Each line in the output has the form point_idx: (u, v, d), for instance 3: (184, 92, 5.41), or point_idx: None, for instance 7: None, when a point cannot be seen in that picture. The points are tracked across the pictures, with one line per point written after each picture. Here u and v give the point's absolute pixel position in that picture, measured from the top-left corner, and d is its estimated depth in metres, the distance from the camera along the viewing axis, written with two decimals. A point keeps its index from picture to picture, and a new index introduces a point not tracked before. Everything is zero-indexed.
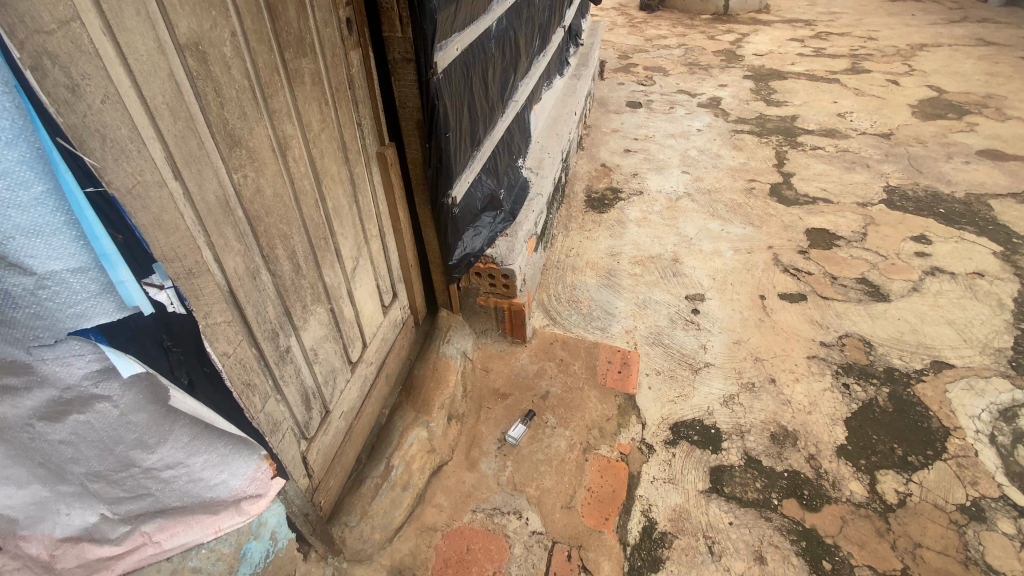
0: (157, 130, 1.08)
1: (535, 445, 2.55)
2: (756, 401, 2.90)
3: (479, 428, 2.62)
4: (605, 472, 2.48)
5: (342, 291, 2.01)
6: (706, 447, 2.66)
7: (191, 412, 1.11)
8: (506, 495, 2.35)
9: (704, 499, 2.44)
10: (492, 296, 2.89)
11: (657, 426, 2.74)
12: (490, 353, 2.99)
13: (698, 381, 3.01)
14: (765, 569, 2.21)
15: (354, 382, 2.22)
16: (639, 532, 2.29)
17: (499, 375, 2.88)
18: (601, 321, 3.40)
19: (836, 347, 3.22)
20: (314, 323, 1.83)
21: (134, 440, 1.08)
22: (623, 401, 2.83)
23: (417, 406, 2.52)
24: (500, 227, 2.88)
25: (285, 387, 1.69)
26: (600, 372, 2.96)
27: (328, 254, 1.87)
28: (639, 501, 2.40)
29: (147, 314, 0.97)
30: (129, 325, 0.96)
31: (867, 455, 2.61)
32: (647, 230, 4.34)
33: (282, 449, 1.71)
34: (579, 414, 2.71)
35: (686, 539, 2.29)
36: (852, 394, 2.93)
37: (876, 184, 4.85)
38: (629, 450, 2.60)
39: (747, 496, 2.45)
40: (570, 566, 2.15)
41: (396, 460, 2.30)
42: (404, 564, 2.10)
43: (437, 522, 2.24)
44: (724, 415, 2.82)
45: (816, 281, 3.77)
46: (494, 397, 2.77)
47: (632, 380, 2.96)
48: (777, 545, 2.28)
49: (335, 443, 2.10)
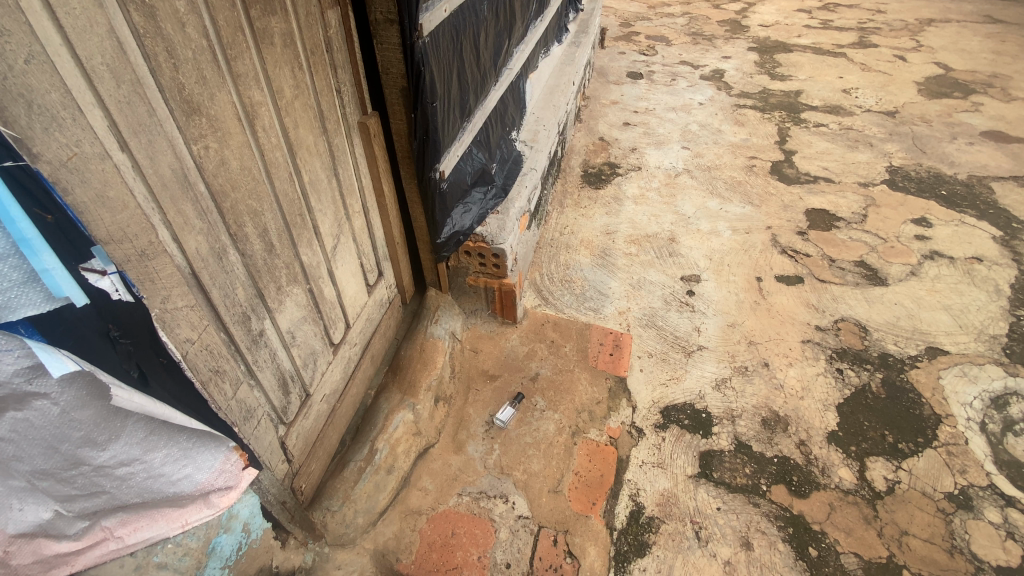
0: (97, 95, 0.96)
1: (524, 428, 2.50)
2: (748, 385, 2.88)
3: (467, 410, 2.56)
4: (593, 456, 2.44)
5: (321, 270, 1.92)
6: (696, 432, 2.64)
7: (140, 409, 1.03)
8: (493, 478, 2.31)
9: (692, 484, 2.42)
10: (482, 276, 2.79)
11: (648, 409, 2.71)
12: (480, 334, 2.91)
13: (689, 365, 2.98)
14: (751, 555, 2.19)
15: (336, 365, 2.14)
16: (626, 517, 2.27)
17: (489, 356, 2.81)
18: (594, 301, 3.34)
19: (831, 331, 3.18)
20: (291, 304, 1.74)
21: (81, 438, 1.00)
22: (614, 384, 2.78)
23: (404, 389, 2.45)
24: (490, 204, 2.76)
25: (260, 372, 1.61)
26: (591, 354, 2.90)
27: (306, 232, 1.76)
28: (627, 485, 2.38)
29: (80, 305, 0.88)
30: (69, 321, 0.88)
31: (857, 442, 2.59)
32: (644, 207, 4.23)
33: (258, 437, 1.65)
34: (568, 397, 2.66)
35: (673, 524, 2.28)
36: (846, 378, 2.90)
37: (879, 164, 4.73)
38: (619, 434, 2.56)
39: (736, 482, 2.44)
40: (555, 551, 2.12)
41: (381, 443, 2.24)
42: (387, 548, 2.06)
43: (422, 505, 2.20)
44: (715, 400, 2.80)
45: (813, 263, 3.71)
46: (483, 378, 2.70)
47: (625, 363, 2.91)
48: (764, 531, 2.26)
49: (316, 427, 2.04)
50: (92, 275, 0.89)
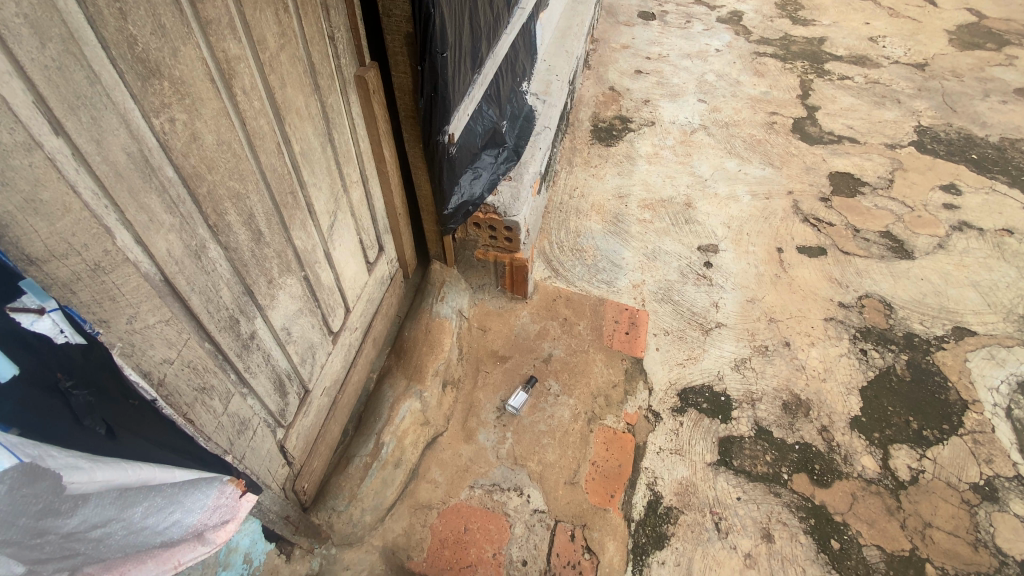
0: (12, 59, 0.70)
1: (537, 415, 2.35)
2: (768, 365, 2.76)
3: (476, 394, 2.40)
4: (610, 444, 2.32)
5: (318, 253, 1.67)
6: (715, 416, 2.53)
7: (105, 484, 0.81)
8: (506, 470, 2.19)
9: (711, 472, 2.34)
10: (492, 249, 2.55)
11: (665, 392, 2.58)
12: (488, 310, 2.70)
13: (707, 344, 2.83)
14: (772, 547, 2.13)
15: (336, 354, 1.95)
16: (644, 508, 2.19)
17: (498, 336, 2.62)
18: (607, 273, 3.13)
19: (854, 309, 3.04)
20: (285, 297, 1.51)
21: (47, 510, 0.72)
22: (630, 366, 2.63)
23: (409, 375, 2.27)
24: (502, 169, 2.47)
25: (253, 379, 1.40)
26: (607, 333, 2.72)
27: (299, 212, 1.51)
28: (644, 474, 2.29)
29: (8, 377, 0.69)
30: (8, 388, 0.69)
31: (880, 428, 2.51)
32: (658, 168, 3.94)
33: (254, 447, 1.47)
34: (583, 380, 2.50)
35: (692, 515, 2.21)
36: (869, 360, 2.79)
37: (907, 123, 4.44)
38: (636, 420, 2.44)
39: (757, 470, 2.36)
40: (573, 546, 2.03)
41: (387, 436, 2.07)
42: (397, 545, 1.97)
43: (432, 499, 2.09)
44: (735, 381, 2.68)
45: (836, 233, 3.52)
46: (492, 360, 2.53)
47: (641, 342, 2.75)
48: (785, 522, 2.19)
49: (316, 423, 1.88)
50: (25, 316, 0.70)
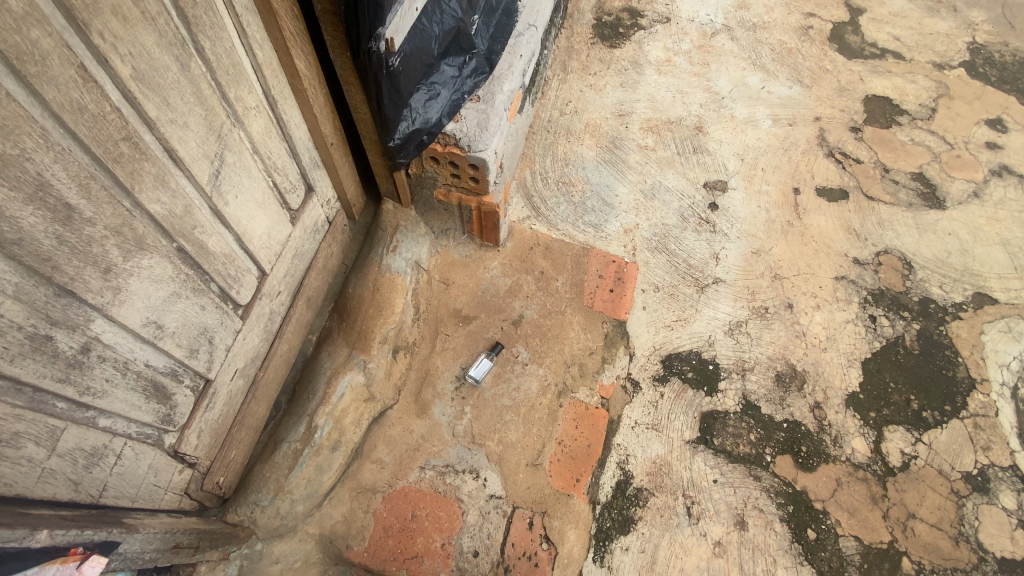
0: None
1: (501, 387, 2.07)
2: (765, 330, 2.47)
3: (433, 361, 2.10)
4: (581, 421, 2.07)
5: (197, 214, 1.25)
6: (700, 388, 2.29)
7: None
8: (462, 449, 1.95)
9: (689, 451, 2.14)
10: (455, 190, 2.08)
11: (647, 359, 2.31)
12: (452, 261, 2.31)
13: (701, 303, 2.51)
14: (744, 535, 2.00)
15: (251, 330, 1.61)
16: (612, 489, 2.02)
17: (463, 292, 2.26)
18: (595, 214, 2.70)
19: (870, 267, 2.70)
20: (145, 282, 1.12)
21: None
22: (612, 330, 2.31)
23: (352, 342, 1.95)
24: (468, 84, 1.87)
25: (101, 398, 1.08)
26: (588, 291, 2.36)
27: (149, 165, 1.08)
28: (615, 452, 2.09)
29: None
30: None
31: (878, 407, 2.29)
32: (668, 80, 3.31)
33: (123, 471, 1.19)
34: (557, 347, 2.19)
35: (663, 497, 2.05)
36: (877, 329, 2.50)
37: (962, 37, 3.74)
38: (612, 393, 2.18)
39: (738, 450, 2.16)
40: (530, 536, 1.86)
41: (322, 417, 1.79)
42: (336, 533, 1.78)
43: (377, 482, 1.87)
44: (726, 348, 2.40)
45: (862, 172, 3.07)
46: (454, 321, 2.19)
47: (627, 301, 2.40)
48: (762, 509, 2.04)
49: (229, 411, 1.59)
50: None
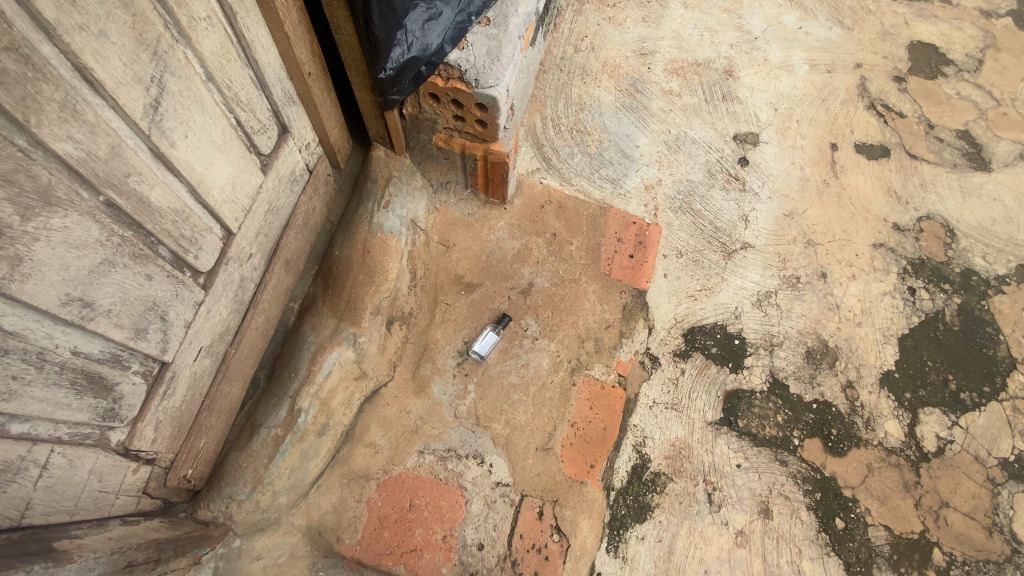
0: None
1: (508, 364, 1.85)
2: (796, 302, 2.25)
3: (432, 333, 1.86)
4: (596, 402, 1.87)
5: (130, 156, 1.01)
6: (725, 365, 2.08)
7: None
8: (465, 432, 1.75)
9: (711, 434, 1.97)
10: (458, 135, 1.76)
11: (668, 332, 2.09)
12: (453, 219, 2.03)
13: (728, 271, 2.27)
14: (768, 524, 1.86)
15: (217, 301, 1.37)
16: (627, 474, 1.86)
17: (465, 255, 1.99)
18: (613, 168, 2.41)
19: (911, 234, 2.46)
20: (56, 251, 0.90)
21: None
22: (631, 300, 2.07)
23: (339, 313, 1.69)
24: (477, 2, 1.50)
25: (9, 402, 0.89)
26: (605, 256, 2.10)
27: (50, 89, 0.83)
28: (631, 433, 1.91)
29: None
30: None
31: (914, 388, 2.12)
32: (695, 15, 2.91)
33: (54, 480, 1.03)
34: (571, 319, 1.96)
35: (682, 483, 1.89)
36: (916, 303, 2.29)
37: None
38: (630, 370, 1.97)
39: (764, 433, 1.99)
40: (540, 527, 1.70)
41: (306, 400, 1.56)
42: (325, 525, 1.60)
43: (371, 469, 1.67)
44: (754, 322, 2.18)
45: (905, 128, 2.77)
46: (455, 288, 1.94)
47: (648, 268, 2.15)
48: (788, 496, 1.90)
49: (196, 395, 1.37)
50: None
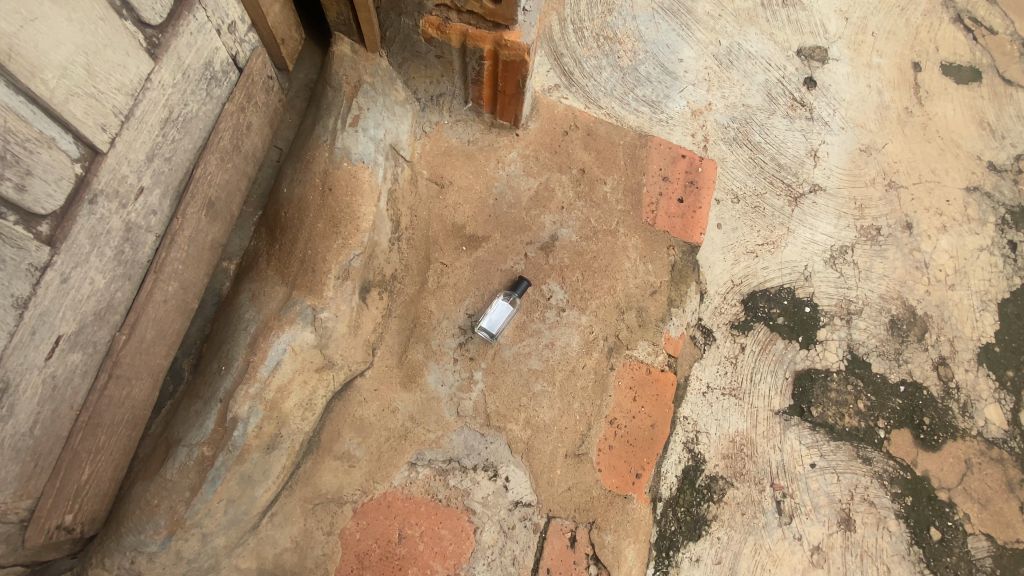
0: None
1: (527, 344, 1.39)
2: (877, 260, 1.81)
3: (425, 303, 1.38)
4: (641, 391, 1.43)
5: None
6: (794, 338, 1.65)
7: None
8: (471, 435, 1.30)
9: (779, 427, 1.56)
10: (458, 19, 1.24)
11: (724, 299, 1.63)
12: (449, 149, 1.50)
13: (795, 221, 1.80)
14: (850, 537, 1.51)
15: (81, 265, 0.89)
16: (678, 480, 1.45)
17: (464, 197, 1.48)
18: (651, 88, 1.87)
19: (1008, 175, 2.01)
20: None
21: None
22: (680, 259, 1.60)
23: (291, 279, 1.19)
24: None
25: None
26: (648, 200, 1.60)
27: None
28: (682, 428, 1.48)
29: None
30: None
31: (1017, 364, 1.74)
32: None
33: None
34: (607, 282, 1.48)
35: (745, 489, 1.49)
36: (1018, 261, 1.88)
37: None
38: (680, 349, 1.52)
39: (844, 424, 1.59)
40: (572, 557, 1.30)
41: (243, 405, 1.07)
42: (284, 568, 1.16)
43: (345, 489, 1.23)
44: (828, 285, 1.74)
45: (998, 46, 2.25)
46: (455, 242, 1.44)
47: (702, 216, 1.66)
48: (873, 503, 1.55)
49: (63, 407, 0.92)
50: None
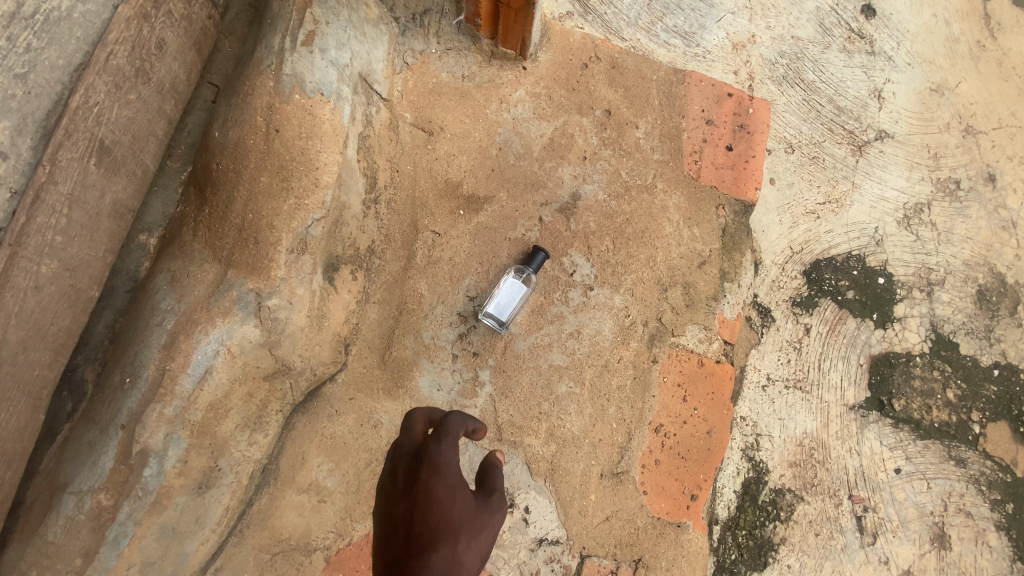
0: None
1: (547, 333, 1.10)
2: (957, 220, 1.49)
3: (412, 285, 1.06)
4: (690, 389, 1.15)
5: None
6: (868, 316, 1.33)
7: None
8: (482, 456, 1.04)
9: (856, 426, 1.26)
10: None
11: (782, 271, 1.30)
12: (438, 86, 1.17)
13: (859, 175, 1.47)
14: (945, 557, 1.26)
15: None
16: (737, 497, 1.17)
17: (460, 146, 1.15)
18: (677, 19, 1.49)
19: None
20: None
21: None
22: (732, 221, 1.28)
23: (225, 254, 0.86)
24: None
25: None
26: (691, 149, 1.29)
27: None
28: (739, 432, 1.19)
29: None
30: None
31: None
32: None
33: None
34: (644, 251, 1.17)
35: (818, 505, 1.21)
36: None
37: None
38: (737, 334, 1.22)
39: (931, 419, 1.31)
40: None
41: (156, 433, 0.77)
42: None
43: (315, 531, 0.94)
44: (902, 250, 1.42)
45: None
46: (451, 205, 1.12)
47: (755, 167, 1.34)
48: (969, 513, 1.28)
49: None
50: None
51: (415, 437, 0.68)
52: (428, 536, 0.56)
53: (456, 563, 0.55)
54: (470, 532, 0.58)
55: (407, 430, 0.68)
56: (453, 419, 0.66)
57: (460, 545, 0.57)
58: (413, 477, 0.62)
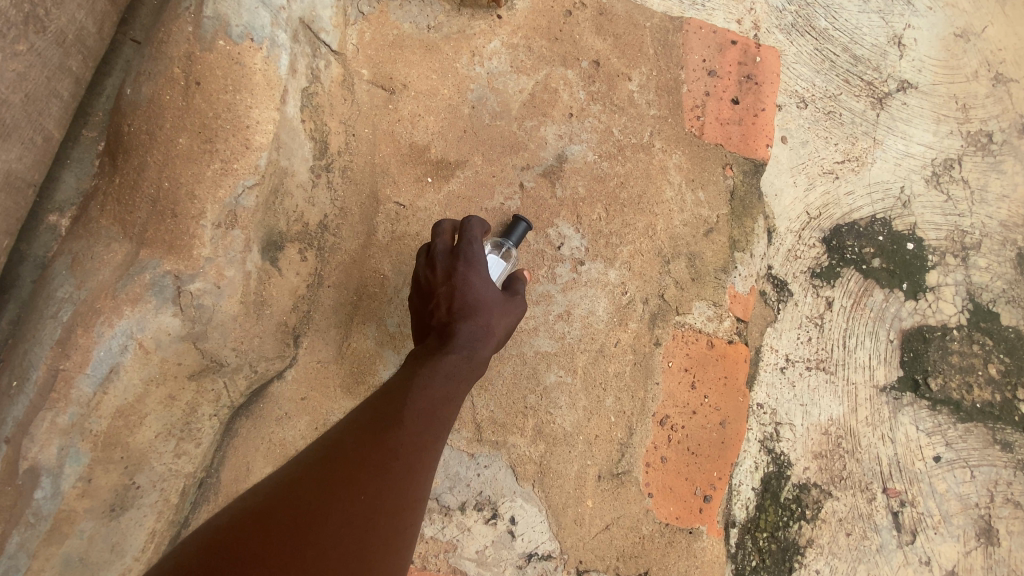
0: None
1: (532, 315, 0.96)
2: (992, 175, 1.28)
3: (373, 265, 0.92)
4: (697, 374, 1.02)
5: None
6: (897, 286, 1.17)
7: None
8: (457, 462, 0.91)
9: (888, 409, 1.12)
10: None
11: (800, 239, 1.14)
12: (400, 37, 1.02)
13: (881, 129, 1.26)
14: (993, 555, 1.10)
15: None
16: (756, 495, 1.03)
17: (426, 105, 1.00)
18: None
19: None
20: None
21: None
22: (741, 183, 1.13)
23: (137, 231, 0.71)
24: None
25: None
26: (692, 103, 1.13)
27: None
28: (755, 421, 1.05)
29: None
30: None
31: None
32: None
33: None
34: (641, 218, 1.03)
35: (849, 501, 1.07)
36: None
37: None
38: (750, 309, 1.07)
39: (973, 399, 1.15)
40: None
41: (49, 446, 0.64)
42: None
43: None
44: (930, 212, 1.23)
45: None
46: (417, 173, 0.97)
47: (765, 122, 1.18)
48: (1019, 504, 1.12)
49: None
50: None
51: (446, 239, 0.80)
52: (466, 316, 0.72)
53: (489, 331, 0.73)
54: (500, 312, 0.76)
55: (440, 236, 0.79)
56: (477, 225, 0.78)
57: (491, 319, 0.74)
58: (452, 268, 0.76)
